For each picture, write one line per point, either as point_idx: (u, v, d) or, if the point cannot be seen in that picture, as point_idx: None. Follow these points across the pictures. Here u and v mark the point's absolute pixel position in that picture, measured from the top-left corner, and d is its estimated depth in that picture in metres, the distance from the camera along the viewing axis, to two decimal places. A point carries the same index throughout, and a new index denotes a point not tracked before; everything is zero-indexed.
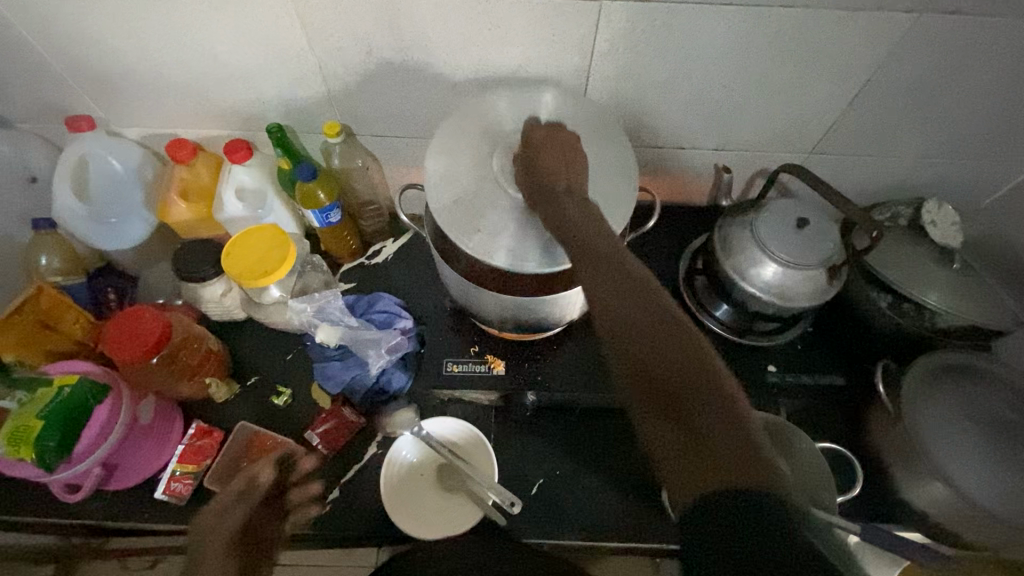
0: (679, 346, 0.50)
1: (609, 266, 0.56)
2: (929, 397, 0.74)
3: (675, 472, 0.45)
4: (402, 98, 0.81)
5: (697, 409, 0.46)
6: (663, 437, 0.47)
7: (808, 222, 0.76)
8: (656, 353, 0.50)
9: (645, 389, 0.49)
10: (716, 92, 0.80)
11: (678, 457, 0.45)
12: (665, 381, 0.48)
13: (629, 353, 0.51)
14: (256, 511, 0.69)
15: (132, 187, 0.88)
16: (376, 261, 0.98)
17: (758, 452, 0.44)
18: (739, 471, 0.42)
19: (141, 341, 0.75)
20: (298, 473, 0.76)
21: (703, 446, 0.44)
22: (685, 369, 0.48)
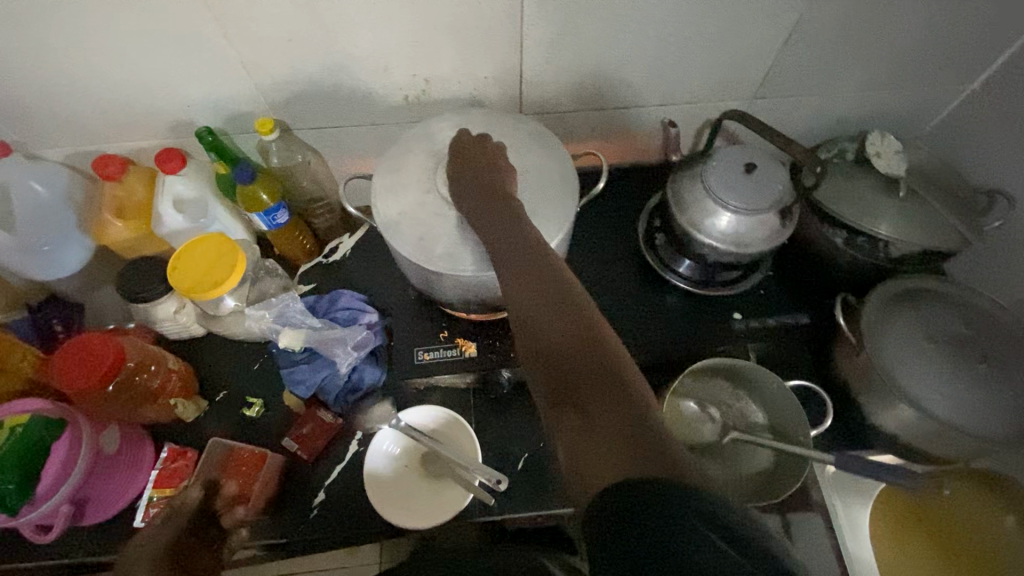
0: (590, 337, 0.50)
1: (523, 265, 0.58)
2: (887, 323, 0.76)
3: (574, 463, 0.44)
4: (334, 86, 0.78)
5: (601, 399, 0.46)
6: (563, 428, 0.46)
7: (756, 167, 0.76)
8: (564, 346, 0.50)
9: (548, 379, 0.50)
10: (654, 46, 0.79)
11: (574, 443, 0.45)
12: (566, 371, 0.49)
13: (535, 348, 0.52)
14: (186, 533, 0.66)
15: (60, 211, 0.83)
16: (333, 259, 0.95)
17: (656, 436, 0.43)
18: (634, 455, 0.41)
19: (93, 368, 0.72)
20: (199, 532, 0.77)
21: (597, 432, 0.44)
22: (583, 357, 0.49)
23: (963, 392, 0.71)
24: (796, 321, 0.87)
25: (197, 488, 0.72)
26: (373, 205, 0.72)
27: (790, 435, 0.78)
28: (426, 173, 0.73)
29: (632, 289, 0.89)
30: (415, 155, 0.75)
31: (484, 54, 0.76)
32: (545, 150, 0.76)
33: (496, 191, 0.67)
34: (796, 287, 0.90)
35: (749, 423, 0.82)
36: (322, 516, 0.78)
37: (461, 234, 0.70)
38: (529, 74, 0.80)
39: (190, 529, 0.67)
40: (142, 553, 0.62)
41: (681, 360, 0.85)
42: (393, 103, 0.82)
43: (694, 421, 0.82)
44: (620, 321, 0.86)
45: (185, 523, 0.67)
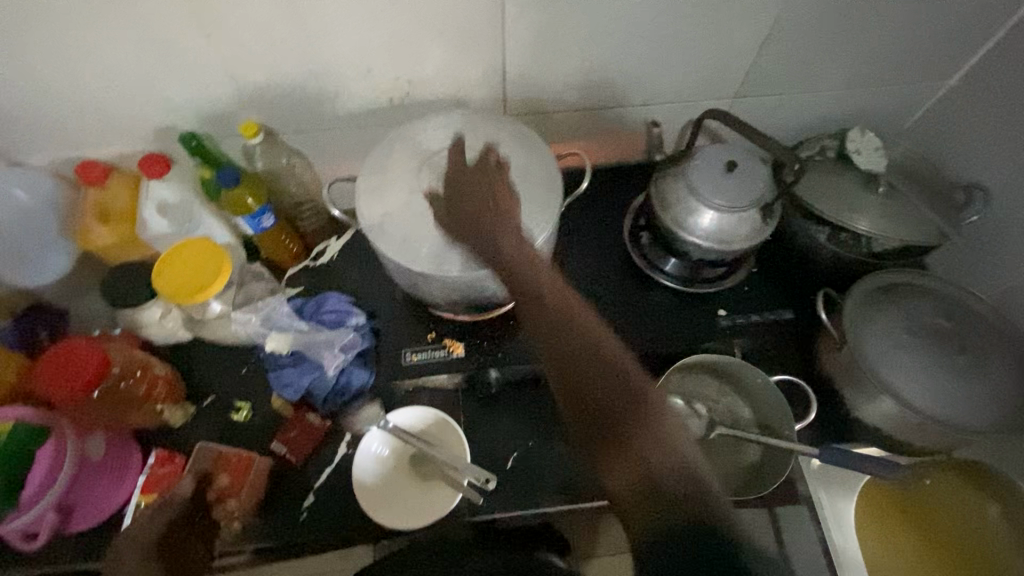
0: (626, 386, 0.64)
1: (556, 326, 0.68)
2: (869, 318, 0.78)
3: (619, 481, 0.59)
4: (318, 90, 0.79)
5: (640, 434, 0.60)
6: (615, 472, 0.60)
7: (737, 164, 0.77)
8: (605, 402, 0.63)
9: (592, 423, 0.63)
10: (636, 46, 0.80)
11: (624, 479, 0.59)
12: (606, 411, 0.63)
13: (572, 396, 0.65)
14: (177, 521, 0.75)
15: (43, 217, 0.83)
16: (322, 261, 0.93)
17: (676, 454, 0.58)
18: (676, 481, 0.56)
19: (76, 377, 0.72)
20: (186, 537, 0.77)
21: (638, 460, 0.58)
22: (618, 394, 0.63)
23: (943, 383, 0.72)
24: (781, 316, 0.88)
25: (191, 480, 0.77)
26: (358, 207, 0.72)
27: (776, 430, 0.79)
28: (411, 174, 0.73)
29: (619, 287, 0.89)
30: (400, 156, 0.75)
31: (468, 55, 0.77)
32: (529, 150, 0.76)
33: (501, 225, 0.69)
34: (781, 283, 0.90)
35: (736, 419, 0.82)
36: (313, 518, 0.78)
37: (446, 235, 0.70)
38: (512, 75, 0.81)
39: (181, 520, 0.75)
40: (134, 542, 0.72)
41: (669, 356, 0.85)
42: (377, 105, 0.83)
43: (682, 417, 0.82)
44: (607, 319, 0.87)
45: (173, 515, 0.75)
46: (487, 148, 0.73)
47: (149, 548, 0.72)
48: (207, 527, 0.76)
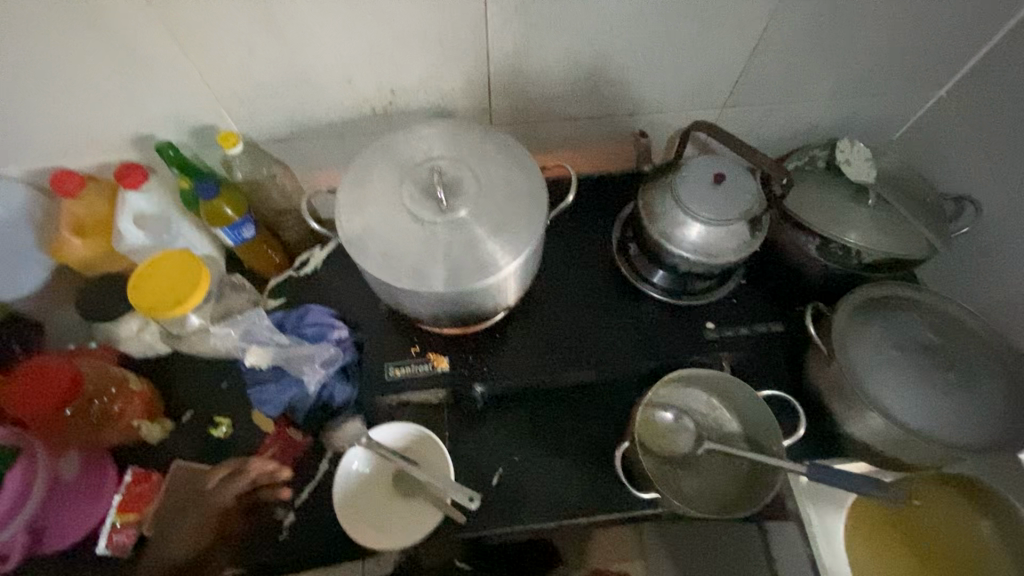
0: None
1: None
2: (858, 331, 0.77)
3: None
4: (298, 100, 0.77)
5: None
6: None
7: (725, 177, 0.76)
8: None
9: None
10: (621, 56, 0.78)
11: None
12: None
13: None
14: (236, 499, 0.77)
15: (17, 231, 0.82)
16: (305, 273, 0.91)
17: None
18: None
19: (49, 398, 0.71)
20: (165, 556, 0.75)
21: None
22: None
23: (931, 399, 0.71)
24: (769, 330, 0.87)
25: (258, 462, 0.79)
26: (338, 220, 0.71)
27: (764, 445, 0.77)
28: (393, 187, 0.72)
29: (606, 299, 0.88)
30: (382, 168, 0.73)
31: (452, 65, 0.75)
32: (512, 161, 0.74)
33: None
34: (770, 294, 0.89)
35: (724, 433, 0.81)
36: (293, 537, 0.76)
37: (428, 249, 0.69)
38: (496, 85, 0.80)
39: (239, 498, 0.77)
40: (192, 502, 0.78)
41: (657, 370, 0.84)
42: (359, 115, 0.81)
43: (668, 432, 0.81)
44: (592, 331, 0.85)
45: (235, 494, 0.77)
46: (471, 168, 0.73)
47: (201, 516, 0.76)
48: (255, 511, 0.77)
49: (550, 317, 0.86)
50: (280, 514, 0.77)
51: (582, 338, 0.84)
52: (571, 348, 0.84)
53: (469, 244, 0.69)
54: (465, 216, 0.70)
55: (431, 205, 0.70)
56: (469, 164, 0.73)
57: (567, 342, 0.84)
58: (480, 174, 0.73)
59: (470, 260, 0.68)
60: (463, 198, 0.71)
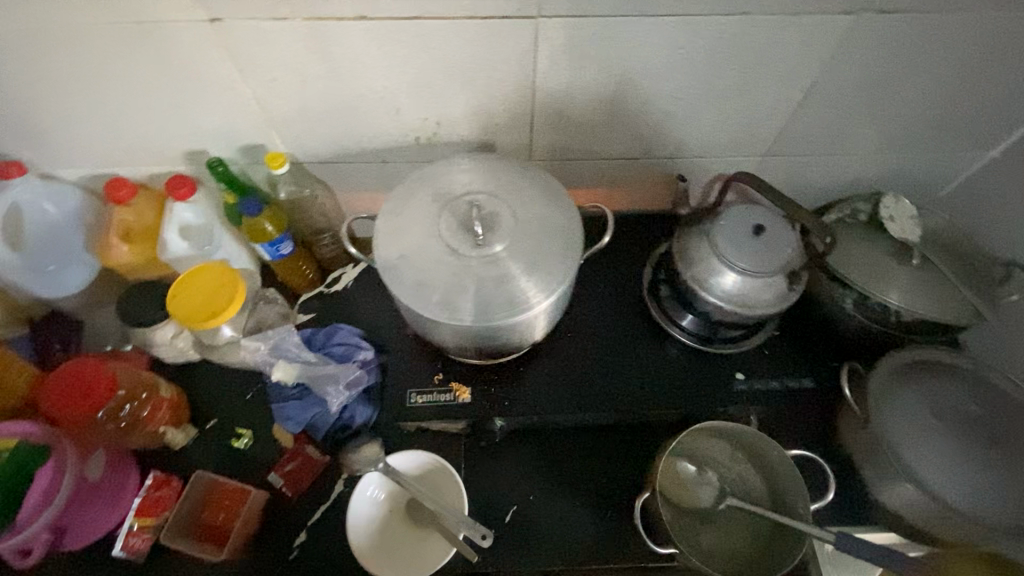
0: None
1: None
2: (897, 395, 0.74)
3: None
4: (345, 127, 0.79)
5: None
6: None
7: (765, 228, 0.75)
8: None
9: None
10: (665, 101, 0.79)
11: None
12: None
13: None
14: (268, 512, 0.79)
15: (70, 232, 0.85)
16: (336, 290, 0.93)
17: None
18: None
19: (86, 396, 0.73)
20: (177, 563, 0.76)
21: None
22: None
23: (968, 474, 0.69)
24: (800, 385, 0.84)
25: (290, 479, 0.80)
26: (376, 246, 0.72)
27: (789, 505, 0.75)
28: (430, 218, 0.72)
29: (634, 342, 0.87)
30: (421, 197, 0.74)
31: (496, 100, 0.76)
32: (550, 198, 0.74)
33: None
34: (803, 348, 0.87)
35: (746, 488, 0.79)
36: (303, 558, 0.76)
37: (462, 282, 0.69)
38: (539, 122, 0.80)
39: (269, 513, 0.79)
40: (223, 511, 0.77)
41: (681, 417, 0.83)
42: (402, 143, 0.83)
43: (691, 484, 0.79)
44: (614, 372, 0.84)
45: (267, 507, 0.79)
46: (509, 204, 0.73)
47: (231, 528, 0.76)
48: (279, 528, 0.78)
49: (573, 354, 0.86)
50: (305, 533, 0.77)
51: (605, 379, 0.84)
52: (593, 390, 0.83)
53: (502, 280, 0.69)
54: (501, 251, 0.70)
55: (467, 238, 0.71)
56: (507, 199, 0.74)
57: (589, 382, 0.83)
58: (518, 210, 0.73)
59: (502, 296, 0.69)
60: (500, 233, 0.71)
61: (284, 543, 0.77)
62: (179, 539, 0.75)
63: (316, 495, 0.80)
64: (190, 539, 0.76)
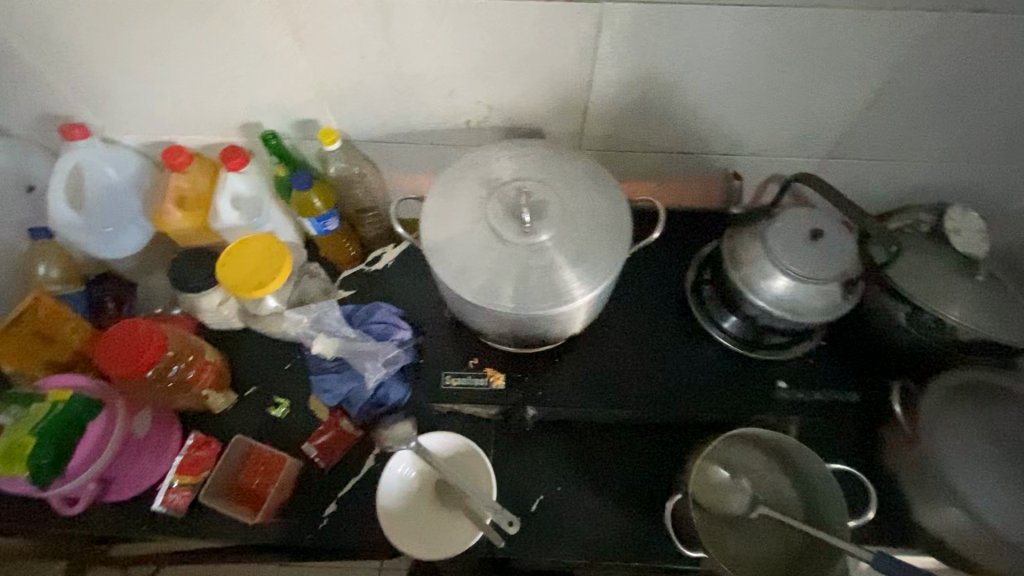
0: None
1: None
2: (949, 416, 0.71)
3: None
4: (398, 106, 0.79)
5: None
6: None
7: (823, 234, 0.72)
8: None
9: None
10: (726, 95, 0.76)
11: None
12: None
13: None
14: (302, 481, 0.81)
15: (127, 196, 0.87)
16: (376, 268, 0.93)
17: None
18: None
19: (134, 357, 0.75)
20: (213, 521, 0.78)
21: None
22: None
23: (1019, 503, 0.65)
24: (845, 399, 0.81)
25: (322, 451, 0.81)
26: (423, 228, 0.72)
27: (824, 520, 0.72)
28: (478, 202, 0.72)
29: (673, 341, 0.85)
30: (469, 181, 0.74)
31: (551, 86, 0.75)
32: (599, 190, 0.73)
33: None
34: (851, 361, 0.83)
35: (779, 497, 0.77)
36: (332, 527, 0.78)
37: (506, 268, 0.68)
38: (593, 111, 0.79)
39: (301, 482, 0.81)
40: (257, 477, 0.79)
41: (716, 422, 0.81)
42: (452, 125, 0.82)
43: (723, 489, 0.77)
44: (651, 370, 0.83)
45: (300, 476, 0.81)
46: (558, 193, 0.72)
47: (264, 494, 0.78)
48: (311, 496, 0.80)
49: (608, 349, 0.84)
50: (335, 504, 0.79)
51: (642, 379, 0.82)
52: (629, 387, 0.81)
53: (546, 270, 0.68)
54: (547, 240, 0.69)
55: (514, 225, 0.70)
56: (555, 188, 0.73)
57: (625, 378, 0.82)
58: (567, 200, 0.72)
59: (546, 285, 0.68)
60: (547, 222, 0.70)
61: (315, 511, 0.79)
62: (216, 500, 0.78)
63: (347, 468, 0.81)
64: (225, 499, 0.79)
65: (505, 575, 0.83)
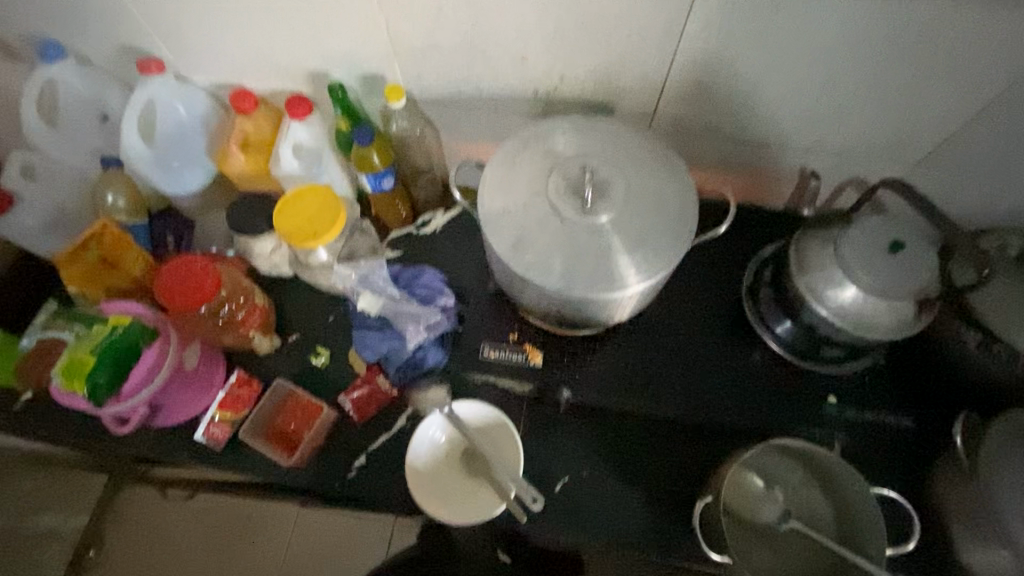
0: None
1: None
2: (1014, 454, 0.62)
3: None
4: (468, 68, 0.77)
5: None
6: None
7: (904, 246, 0.67)
8: None
9: None
10: (818, 87, 0.71)
11: None
12: None
13: None
14: (336, 431, 0.82)
15: (195, 134, 0.89)
16: (424, 232, 0.93)
17: None
18: None
19: (191, 291, 0.77)
20: (249, 456, 0.82)
21: None
22: None
23: None
24: (898, 423, 0.79)
25: (354, 404, 0.82)
26: (480, 196, 0.70)
27: (860, 544, 0.69)
28: (539, 175, 0.70)
29: (717, 341, 0.83)
30: (533, 153, 0.71)
31: (630, 61, 0.72)
32: (668, 174, 0.70)
33: None
34: (908, 386, 0.80)
35: (814, 515, 0.74)
36: (360, 479, 0.80)
37: (561, 245, 0.67)
38: (670, 91, 0.75)
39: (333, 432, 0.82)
40: (291, 421, 0.82)
41: (756, 429, 0.79)
42: (521, 94, 0.80)
43: (756, 498, 0.75)
44: (693, 368, 0.82)
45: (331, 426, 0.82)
46: (623, 174, 0.69)
47: (297, 438, 0.81)
48: (341, 449, 0.82)
49: (651, 343, 0.83)
50: (364, 457, 0.81)
51: (683, 375, 0.81)
52: (664, 381, 0.81)
53: (602, 252, 0.66)
54: (606, 222, 0.67)
55: (575, 202, 0.68)
56: (622, 167, 0.70)
57: (665, 372, 0.82)
58: (632, 182, 0.69)
59: (601, 266, 0.66)
60: (609, 203, 0.68)
61: (345, 462, 0.81)
62: (255, 440, 0.81)
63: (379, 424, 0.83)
64: (261, 439, 0.82)
65: (521, 547, 0.84)
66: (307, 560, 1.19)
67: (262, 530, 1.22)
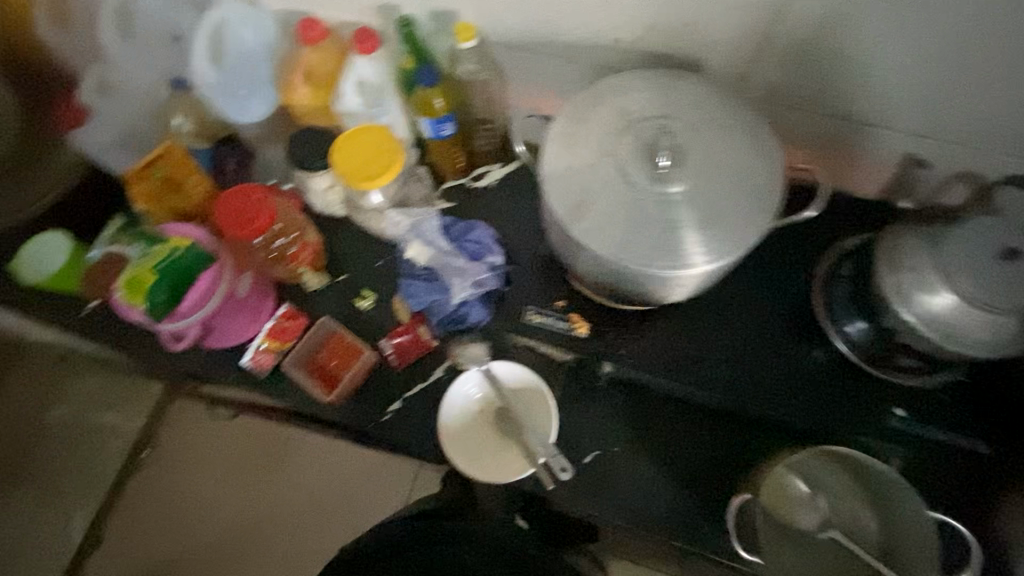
0: None
1: None
2: None
3: None
4: (545, 9, 0.72)
5: None
6: None
7: (1017, 254, 0.59)
8: None
9: None
10: (945, 56, 0.62)
11: None
12: None
13: None
14: (374, 374, 0.83)
15: (261, 61, 0.88)
16: (479, 185, 0.90)
17: None
18: None
19: (247, 220, 0.79)
20: (291, 386, 0.84)
21: None
22: None
23: None
24: (971, 447, 0.72)
25: (394, 350, 0.82)
26: (544, 151, 0.66)
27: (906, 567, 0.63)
28: (610, 134, 0.65)
29: (778, 333, 0.77)
30: (606, 109, 0.66)
31: (727, 13, 0.64)
32: (753, 145, 0.63)
33: None
34: (990, 410, 0.72)
35: (856, 528, 0.68)
36: (393, 423, 0.81)
37: (626, 212, 0.62)
38: (768, 50, 0.67)
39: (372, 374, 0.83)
40: (333, 358, 0.83)
41: (807, 430, 0.74)
42: (599, 42, 0.74)
43: (796, 502, 0.69)
44: (749, 358, 0.77)
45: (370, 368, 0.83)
46: (703, 141, 0.63)
47: (337, 375, 0.82)
48: (379, 390, 0.83)
49: (707, 326, 0.78)
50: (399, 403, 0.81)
51: (739, 364, 0.76)
52: (717, 368, 0.76)
53: (670, 223, 0.61)
54: (677, 192, 0.62)
55: (646, 166, 0.63)
56: (703, 133, 0.64)
57: (719, 359, 0.77)
58: (713, 150, 0.63)
59: (668, 239, 0.61)
60: (684, 171, 0.62)
61: (381, 404, 0.82)
62: (296, 371, 0.84)
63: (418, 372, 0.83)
64: (303, 371, 0.84)
65: (543, 510, 0.84)
66: (336, 488, 1.25)
67: (297, 454, 1.29)
